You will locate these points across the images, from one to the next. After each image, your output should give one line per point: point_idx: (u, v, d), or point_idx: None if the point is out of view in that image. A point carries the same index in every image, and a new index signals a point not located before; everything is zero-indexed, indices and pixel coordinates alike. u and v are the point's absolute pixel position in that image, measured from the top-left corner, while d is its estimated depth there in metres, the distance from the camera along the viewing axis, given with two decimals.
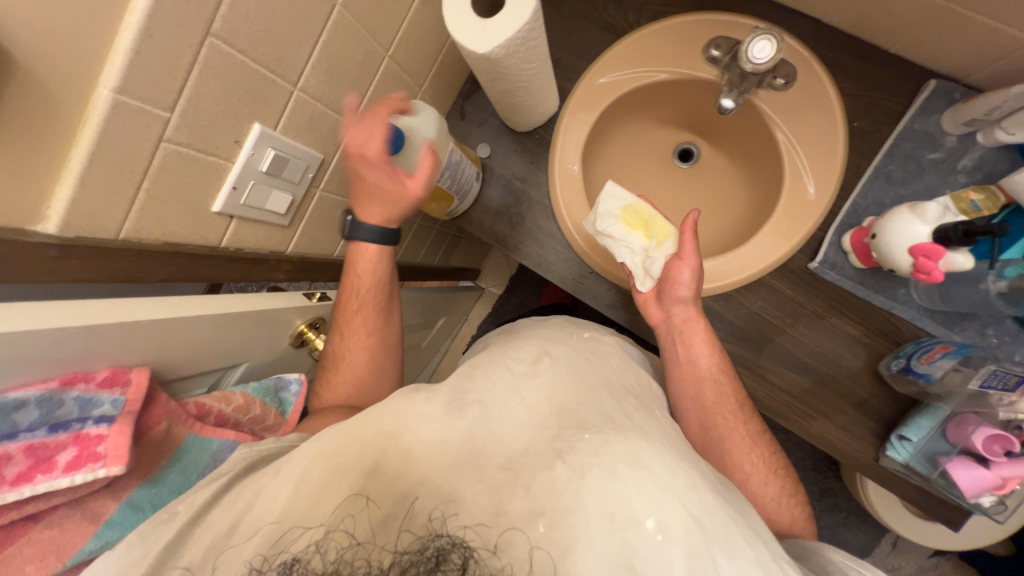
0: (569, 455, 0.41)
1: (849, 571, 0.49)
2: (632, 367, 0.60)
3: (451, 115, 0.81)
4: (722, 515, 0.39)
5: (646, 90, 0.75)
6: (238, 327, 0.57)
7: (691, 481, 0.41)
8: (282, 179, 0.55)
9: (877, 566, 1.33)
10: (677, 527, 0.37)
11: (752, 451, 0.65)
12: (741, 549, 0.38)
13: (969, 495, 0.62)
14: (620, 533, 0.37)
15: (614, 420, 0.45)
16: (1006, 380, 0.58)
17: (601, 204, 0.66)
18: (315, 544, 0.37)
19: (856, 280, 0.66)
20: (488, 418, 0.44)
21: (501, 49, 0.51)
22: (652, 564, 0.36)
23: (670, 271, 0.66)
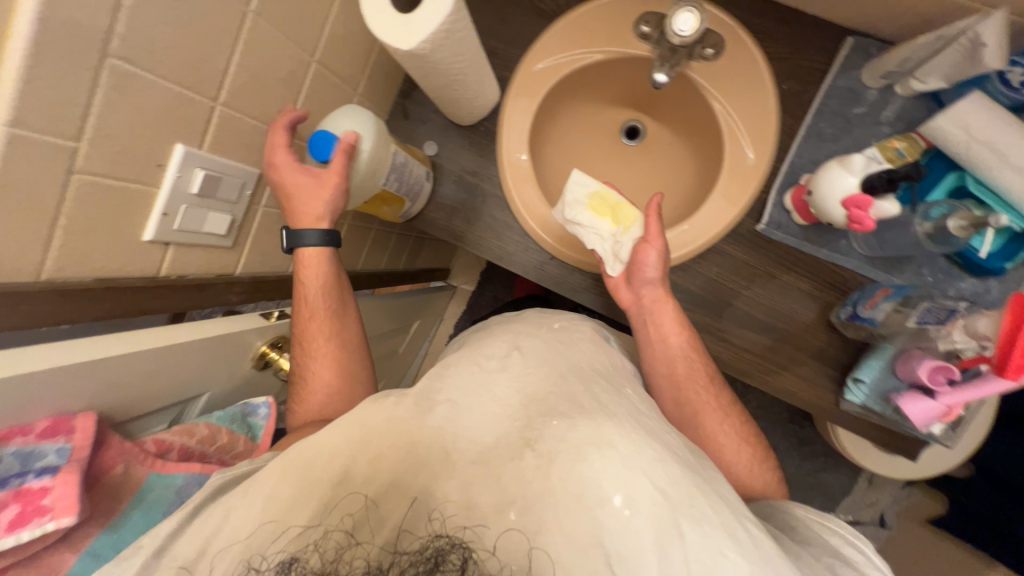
0: (537, 442, 0.42)
1: (812, 523, 0.53)
2: (602, 348, 0.61)
3: (394, 115, 0.80)
4: (685, 484, 0.41)
5: (584, 72, 0.76)
6: (192, 358, 0.56)
7: (656, 453, 0.42)
8: (218, 200, 0.53)
9: (856, 501, 1.44)
10: (642, 500, 0.38)
11: (725, 421, 0.66)
12: (705, 514, 0.39)
13: (921, 426, 0.64)
14: (590, 511, 0.38)
15: (580, 402, 0.46)
16: (939, 313, 0.61)
17: (569, 193, 0.67)
18: (314, 544, 0.36)
19: (801, 237, 0.69)
20: (456, 414, 0.44)
21: (426, 44, 0.50)
22: (622, 538, 0.37)
23: (637, 253, 0.67)
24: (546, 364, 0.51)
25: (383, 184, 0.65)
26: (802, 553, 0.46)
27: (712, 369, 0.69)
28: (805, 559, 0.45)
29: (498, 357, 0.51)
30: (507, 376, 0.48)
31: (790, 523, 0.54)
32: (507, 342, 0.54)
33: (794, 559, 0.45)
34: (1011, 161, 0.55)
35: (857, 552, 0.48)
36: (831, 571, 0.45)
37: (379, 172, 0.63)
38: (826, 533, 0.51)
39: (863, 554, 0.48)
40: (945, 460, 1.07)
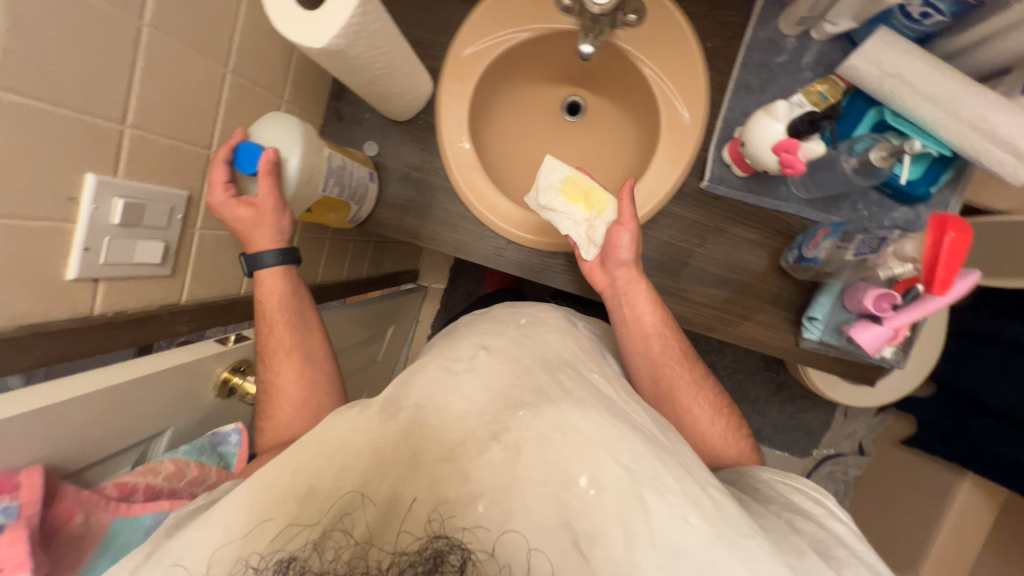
0: (504, 434, 0.43)
1: (776, 484, 0.56)
2: (573, 338, 0.62)
3: (329, 119, 0.78)
4: (649, 459, 0.42)
5: (515, 52, 0.75)
6: (141, 398, 0.53)
7: (620, 432, 0.44)
8: (146, 227, 0.51)
9: (835, 435, 1.52)
10: (608, 478, 0.40)
11: (698, 395, 0.69)
12: (668, 486, 0.41)
13: (871, 352, 0.66)
14: (559, 494, 0.39)
15: (547, 392, 0.47)
16: (872, 243, 0.64)
17: (542, 178, 0.67)
18: (311, 543, 0.36)
19: (744, 188, 0.71)
20: (423, 412, 0.45)
21: (337, 41, 0.48)
22: (588, 518, 0.39)
23: (610, 237, 0.67)
24: (512, 360, 0.51)
25: (322, 191, 0.63)
26: (764, 511, 0.48)
27: (685, 345, 0.71)
28: (765, 515, 0.48)
29: (466, 359, 0.51)
30: (473, 373, 0.49)
31: (754, 486, 0.57)
32: (476, 343, 0.55)
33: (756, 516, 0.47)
34: (921, 90, 0.57)
35: (817, 505, 0.51)
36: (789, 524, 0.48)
37: (315, 177, 0.61)
38: (787, 491, 0.54)
39: (822, 507, 0.51)
40: (906, 382, 1.14)
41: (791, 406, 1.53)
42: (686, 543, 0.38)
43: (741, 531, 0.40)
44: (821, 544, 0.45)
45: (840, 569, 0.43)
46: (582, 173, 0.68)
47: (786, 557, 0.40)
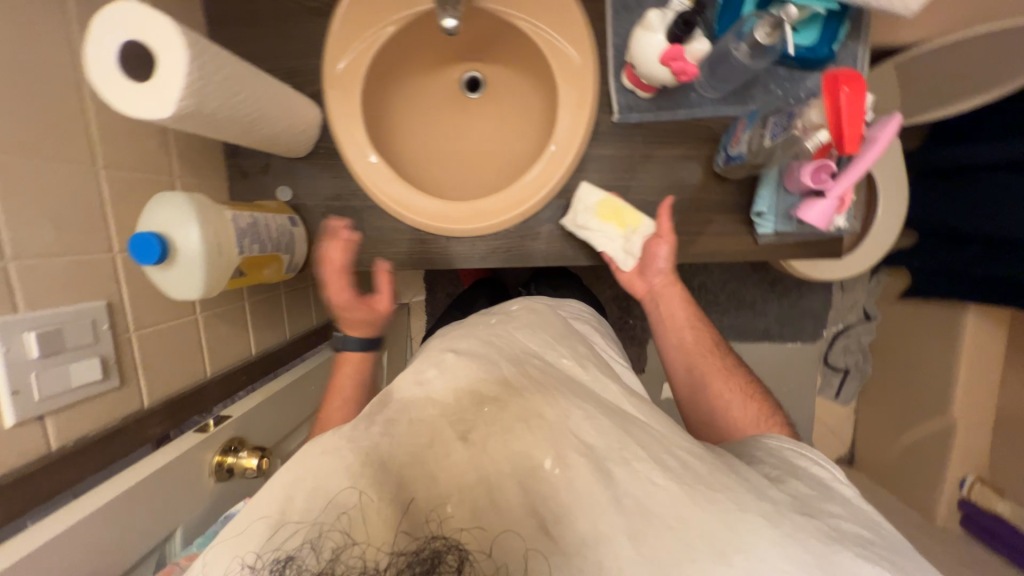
0: (471, 432, 0.43)
1: (781, 449, 0.55)
2: (542, 328, 0.65)
3: (234, 178, 0.76)
4: (614, 431, 0.45)
5: (388, 48, 0.73)
6: (134, 506, 0.53)
7: (582, 412, 0.47)
8: (73, 348, 0.50)
9: (839, 310, 1.53)
10: (571, 454, 0.42)
11: (730, 381, 0.67)
12: (635, 454, 0.43)
13: (823, 228, 0.65)
14: (525, 483, 0.40)
15: (513, 383, 0.49)
16: (784, 121, 0.61)
17: (578, 200, 0.72)
18: (309, 542, 0.36)
19: (656, 108, 0.70)
20: (392, 425, 0.44)
21: (186, 104, 0.47)
22: (553, 496, 0.40)
23: (649, 248, 0.71)
24: (479, 358, 0.52)
25: (241, 254, 0.60)
26: (745, 468, 0.48)
27: (723, 341, 0.72)
28: (743, 466, 0.49)
29: (433, 364, 0.52)
30: (439, 373, 0.50)
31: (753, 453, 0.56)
32: (444, 349, 0.55)
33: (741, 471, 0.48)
34: None
35: (812, 465, 0.53)
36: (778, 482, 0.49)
37: (226, 245, 0.57)
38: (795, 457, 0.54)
39: (829, 471, 0.52)
40: (883, 239, 1.14)
41: (790, 297, 1.54)
42: (657, 506, 0.40)
43: (710, 488, 0.42)
44: (806, 503, 0.46)
45: (823, 518, 0.44)
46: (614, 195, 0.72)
47: (762, 509, 0.42)
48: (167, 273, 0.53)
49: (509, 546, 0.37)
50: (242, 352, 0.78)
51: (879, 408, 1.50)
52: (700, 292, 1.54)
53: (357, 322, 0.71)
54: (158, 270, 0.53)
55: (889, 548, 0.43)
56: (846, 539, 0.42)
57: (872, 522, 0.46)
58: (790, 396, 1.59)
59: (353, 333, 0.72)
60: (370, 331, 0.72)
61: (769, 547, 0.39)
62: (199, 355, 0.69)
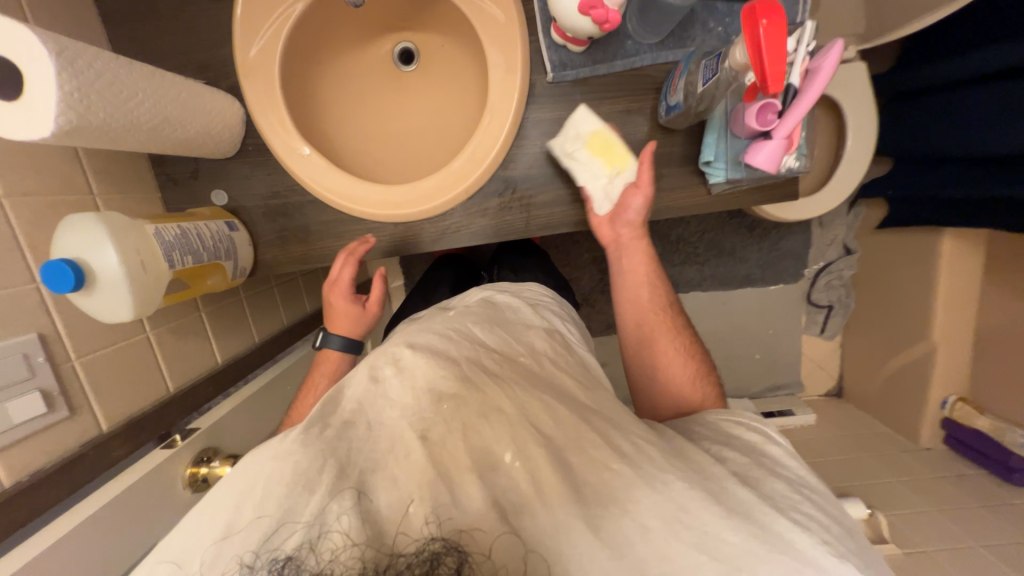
0: (431, 431, 0.43)
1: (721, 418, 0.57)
2: (501, 325, 0.63)
3: (166, 187, 0.73)
4: (571, 421, 0.47)
5: (305, 27, 0.68)
6: (110, 527, 0.54)
7: (541, 403, 0.48)
8: (9, 386, 0.49)
9: (820, 247, 1.52)
10: (530, 447, 0.43)
11: (676, 340, 0.68)
12: (594, 442, 0.45)
13: (774, 171, 0.62)
14: (484, 475, 0.41)
15: (474, 381, 0.49)
16: (713, 64, 0.58)
17: (568, 128, 0.67)
18: (308, 542, 0.36)
19: (591, 62, 0.66)
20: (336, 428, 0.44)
21: (65, 120, 0.44)
22: (514, 490, 0.41)
23: (625, 197, 0.68)
24: (436, 354, 0.51)
25: (171, 268, 0.57)
26: (685, 444, 0.50)
27: (676, 299, 0.71)
28: (691, 447, 0.50)
29: (390, 360, 0.50)
30: (399, 377, 0.48)
31: (693, 428, 0.57)
32: (400, 342, 0.53)
33: (679, 448, 0.49)
34: None
35: (754, 434, 0.55)
36: (717, 456, 0.50)
37: (150, 261, 0.55)
38: (742, 431, 0.55)
39: (761, 433, 0.55)
40: (855, 170, 1.11)
41: (770, 240, 1.52)
42: (611, 488, 0.42)
43: (661, 468, 0.44)
44: (747, 476, 0.48)
45: (758, 487, 0.46)
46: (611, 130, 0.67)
47: (702, 485, 0.43)
48: (92, 297, 0.51)
49: (507, 547, 0.37)
50: (205, 362, 0.78)
51: (865, 340, 1.51)
52: (678, 245, 1.52)
53: (343, 318, 0.72)
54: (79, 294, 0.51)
55: (819, 510, 0.46)
56: (781, 505, 0.44)
57: (804, 484, 0.49)
58: (776, 337, 1.60)
59: (336, 332, 0.71)
60: (354, 329, 0.72)
61: (713, 518, 0.40)
62: (156, 372, 0.68)
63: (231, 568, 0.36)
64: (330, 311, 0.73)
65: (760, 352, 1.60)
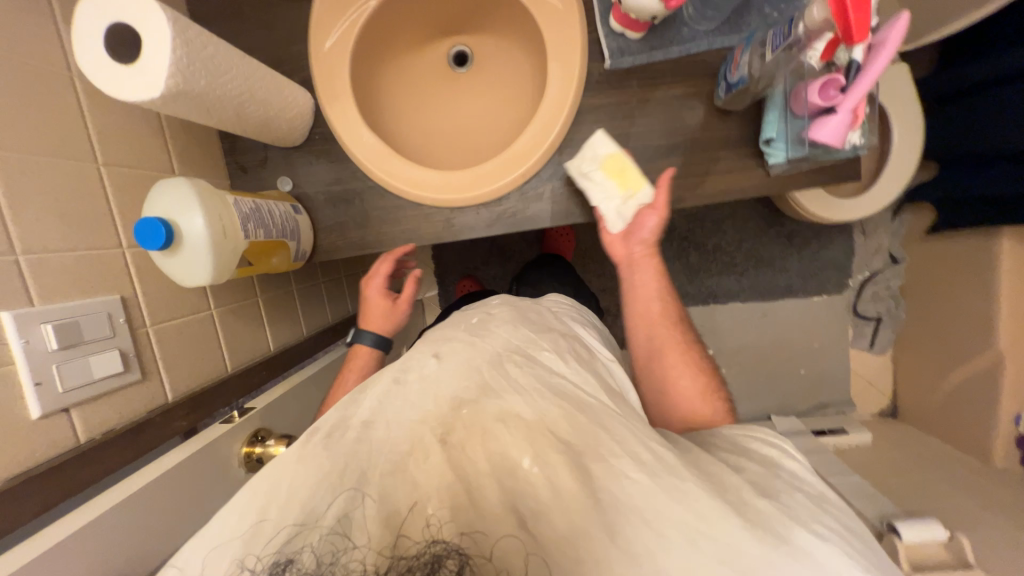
0: (450, 436, 0.43)
1: (735, 438, 0.54)
2: (526, 326, 0.61)
3: (235, 174, 0.76)
4: (590, 429, 0.45)
5: (375, 25, 0.72)
6: (169, 495, 0.53)
7: (559, 409, 0.47)
8: (91, 341, 0.50)
9: (863, 256, 1.48)
10: (549, 454, 0.42)
11: (685, 354, 0.70)
12: (615, 456, 0.42)
13: (840, 146, 0.62)
14: (503, 481, 0.41)
15: (491, 387, 0.49)
16: (784, 31, 0.60)
17: (586, 149, 0.70)
18: (312, 544, 0.36)
19: (648, 48, 0.68)
20: (369, 428, 0.45)
21: (174, 82, 0.47)
22: (530, 496, 0.40)
23: (639, 217, 0.70)
24: (463, 363, 0.52)
25: (246, 239, 0.59)
26: (699, 455, 0.48)
27: (683, 317, 0.74)
28: (704, 455, 0.48)
29: (416, 369, 0.52)
30: (422, 384, 0.49)
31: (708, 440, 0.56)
32: (427, 351, 0.55)
33: (693, 457, 0.47)
34: None
35: (771, 447, 0.51)
36: (733, 467, 0.48)
37: (229, 227, 0.56)
38: (764, 446, 0.52)
39: (782, 448, 0.51)
40: (901, 169, 1.10)
41: (810, 250, 1.49)
42: (627, 499, 0.40)
43: (681, 478, 0.41)
44: (762, 484, 0.45)
45: (777, 499, 0.43)
46: (625, 154, 0.69)
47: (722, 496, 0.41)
48: (161, 267, 0.56)
49: (509, 551, 0.37)
50: (259, 348, 0.78)
51: (920, 353, 1.44)
52: (715, 255, 1.50)
53: (374, 313, 0.80)
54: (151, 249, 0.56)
55: (837, 521, 0.42)
56: (800, 516, 0.41)
57: (822, 496, 0.45)
58: (822, 351, 1.53)
59: (367, 329, 0.78)
60: (383, 326, 0.79)
61: (722, 525, 0.38)
62: (216, 349, 0.68)
63: (231, 568, 0.35)
64: (365, 305, 0.81)
65: (805, 367, 1.53)
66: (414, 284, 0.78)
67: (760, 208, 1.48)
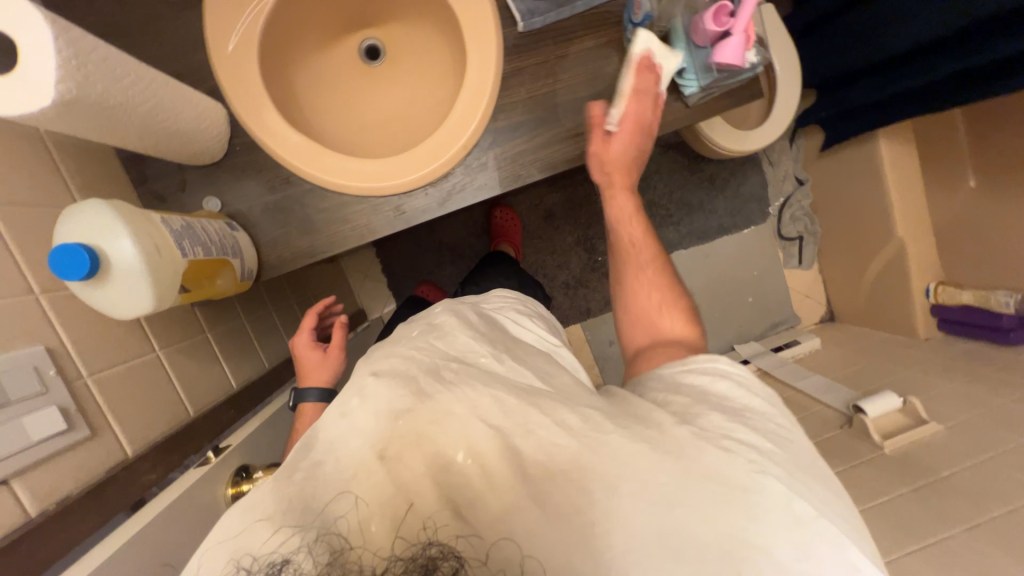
0: (386, 452, 0.43)
1: (664, 373, 0.53)
2: (467, 324, 0.58)
3: (152, 204, 0.69)
4: (519, 410, 0.45)
5: (278, 23, 0.69)
6: (154, 556, 0.47)
7: (492, 397, 0.46)
8: (19, 401, 0.43)
9: (774, 184, 1.64)
10: (482, 446, 0.43)
11: (651, 275, 0.67)
12: (540, 428, 0.43)
13: (741, 65, 0.69)
14: (439, 477, 0.42)
15: (427, 393, 0.46)
16: None
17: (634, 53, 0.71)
18: (302, 547, 0.37)
19: (554, 6, 0.71)
20: (317, 466, 0.42)
21: (66, 88, 0.42)
22: (465, 486, 0.41)
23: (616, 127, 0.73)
24: (399, 374, 0.48)
25: (184, 258, 0.54)
26: (626, 401, 0.48)
27: (669, 260, 0.68)
28: (636, 400, 0.48)
29: (356, 392, 0.47)
30: (363, 404, 0.45)
31: (642, 383, 0.54)
32: (365, 370, 0.50)
33: (626, 407, 0.47)
34: None
35: (703, 377, 0.50)
36: (661, 403, 0.47)
37: (163, 247, 0.51)
38: (694, 376, 0.50)
39: (717, 373, 0.50)
40: (789, 96, 1.23)
41: (731, 189, 1.62)
42: (559, 466, 0.41)
43: (605, 430, 0.43)
44: (687, 414, 0.45)
45: (698, 425, 0.44)
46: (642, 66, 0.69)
47: (645, 437, 0.42)
48: (81, 297, 0.49)
49: (503, 551, 0.39)
50: (219, 387, 0.71)
51: (839, 258, 1.61)
52: (651, 210, 1.59)
53: (310, 368, 0.76)
54: (70, 286, 0.49)
55: (753, 434, 0.44)
56: (712, 435, 0.43)
57: (745, 409, 0.46)
58: (762, 277, 1.67)
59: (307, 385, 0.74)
60: (323, 376, 0.75)
61: (648, 468, 0.40)
62: (172, 393, 0.61)
63: (227, 569, 0.37)
64: (298, 368, 0.77)
65: (751, 295, 1.67)
66: (343, 325, 0.78)
67: (681, 159, 1.59)
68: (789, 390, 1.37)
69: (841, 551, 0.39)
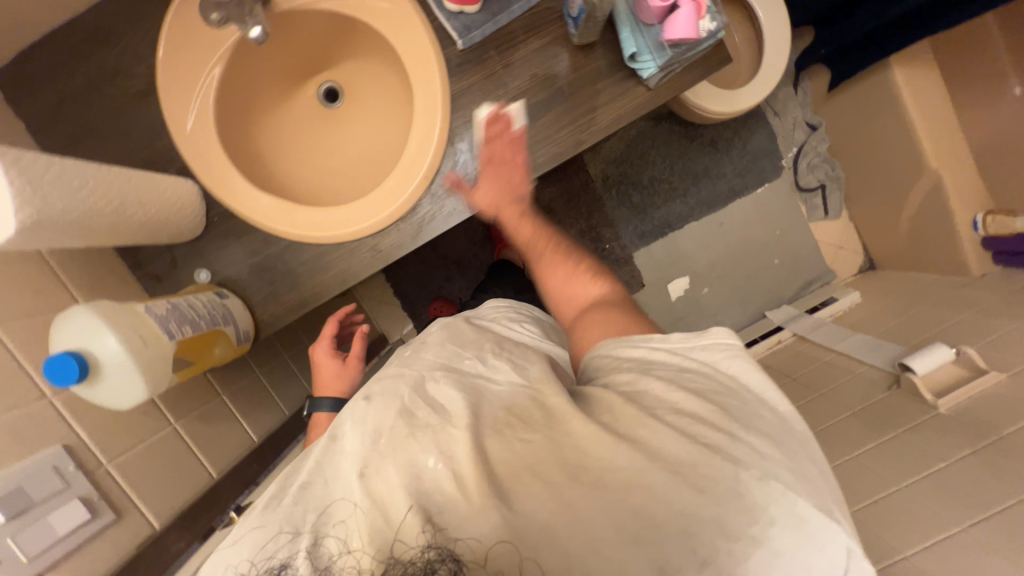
0: (366, 468, 0.44)
1: (609, 356, 0.52)
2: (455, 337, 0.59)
3: (150, 285, 0.73)
4: (489, 414, 0.47)
5: (230, 90, 0.71)
6: None
7: (467, 407, 0.47)
8: (45, 501, 0.48)
9: (784, 134, 1.53)
10: (455, 449, 0.43)
11: (561, 257, 0.66)
12: (508, 430, 0.45)
13: (696, 35, 0.65)
14: (417, 485, 0.42)
15: (410, 412, 0.48)
16: None
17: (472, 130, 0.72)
18: (298, 552, 0.41)
19: (490, 16, 0.69)
20: (306, 489, 0.46)
21: (26, 214, 0.45)
22: (443, 488, 0.41)
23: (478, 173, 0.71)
24: (386, 394, 0.51)
25: (173, 341, 0.57)
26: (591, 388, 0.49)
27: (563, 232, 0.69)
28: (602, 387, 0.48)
29: (348, 417, 0.51)
30: (354, 427, 0.49)
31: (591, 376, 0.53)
32: (360, 394, 0.53)
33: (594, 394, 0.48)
34: None
35: (645, 349, 0.50)
36: (616, 387, 0.47)
37: (148, 334, 0.55)
38: (650, 353, 0.49)
39: (668, 354, 0.49)
40: (780, 42, 1.14)
41: (736, 148, 1.53)
42: (534, 458, 0.42)
43: (566, 422, 0.44)
44: (639, 397, 0.45)
45: (654, 410, 0.44)
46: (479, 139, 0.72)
47: (608, 427, 0.43)
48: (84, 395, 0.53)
49: (502, 556, 0.37)
50: (240, 444, 0.75)
51: (870, 201, 1.48)
52: (654, 186, 1.52)
53: (327, 375, 0.80)
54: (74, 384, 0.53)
55: (710, 406, 0.43)
56: (665, 415, 0.43)
57: (688, 371, 0.47)
58: (786, 234, 1.56)
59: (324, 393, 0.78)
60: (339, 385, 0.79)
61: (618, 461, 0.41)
62: (192, 461, 0.65)
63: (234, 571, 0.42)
64: (316, 372, 0.81)
65: (778, 255, 1.56)
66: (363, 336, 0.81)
67: (677, 128, 1.51)
68: (829, 353, 1.28)
69: (793, 515, 0.39)
